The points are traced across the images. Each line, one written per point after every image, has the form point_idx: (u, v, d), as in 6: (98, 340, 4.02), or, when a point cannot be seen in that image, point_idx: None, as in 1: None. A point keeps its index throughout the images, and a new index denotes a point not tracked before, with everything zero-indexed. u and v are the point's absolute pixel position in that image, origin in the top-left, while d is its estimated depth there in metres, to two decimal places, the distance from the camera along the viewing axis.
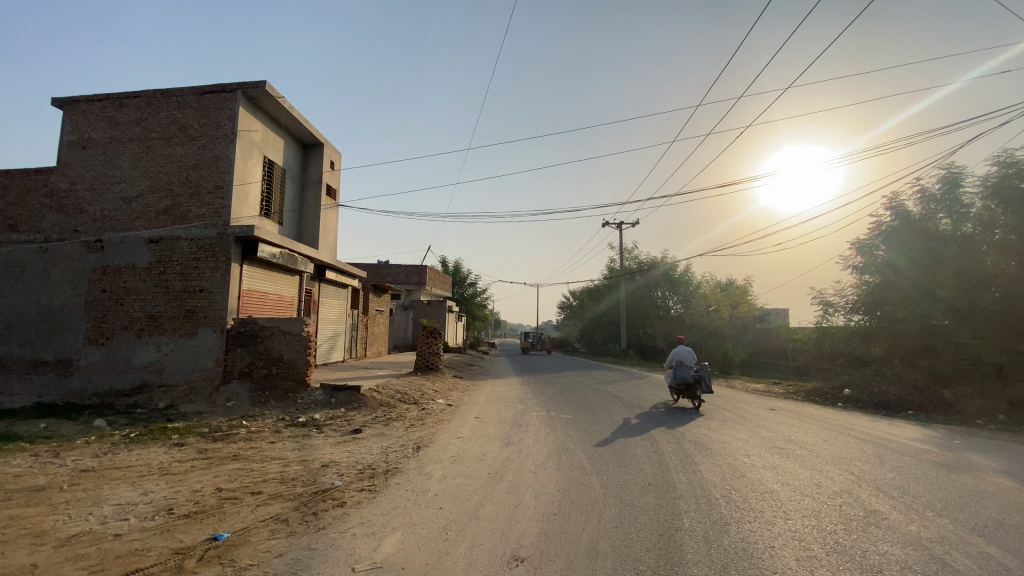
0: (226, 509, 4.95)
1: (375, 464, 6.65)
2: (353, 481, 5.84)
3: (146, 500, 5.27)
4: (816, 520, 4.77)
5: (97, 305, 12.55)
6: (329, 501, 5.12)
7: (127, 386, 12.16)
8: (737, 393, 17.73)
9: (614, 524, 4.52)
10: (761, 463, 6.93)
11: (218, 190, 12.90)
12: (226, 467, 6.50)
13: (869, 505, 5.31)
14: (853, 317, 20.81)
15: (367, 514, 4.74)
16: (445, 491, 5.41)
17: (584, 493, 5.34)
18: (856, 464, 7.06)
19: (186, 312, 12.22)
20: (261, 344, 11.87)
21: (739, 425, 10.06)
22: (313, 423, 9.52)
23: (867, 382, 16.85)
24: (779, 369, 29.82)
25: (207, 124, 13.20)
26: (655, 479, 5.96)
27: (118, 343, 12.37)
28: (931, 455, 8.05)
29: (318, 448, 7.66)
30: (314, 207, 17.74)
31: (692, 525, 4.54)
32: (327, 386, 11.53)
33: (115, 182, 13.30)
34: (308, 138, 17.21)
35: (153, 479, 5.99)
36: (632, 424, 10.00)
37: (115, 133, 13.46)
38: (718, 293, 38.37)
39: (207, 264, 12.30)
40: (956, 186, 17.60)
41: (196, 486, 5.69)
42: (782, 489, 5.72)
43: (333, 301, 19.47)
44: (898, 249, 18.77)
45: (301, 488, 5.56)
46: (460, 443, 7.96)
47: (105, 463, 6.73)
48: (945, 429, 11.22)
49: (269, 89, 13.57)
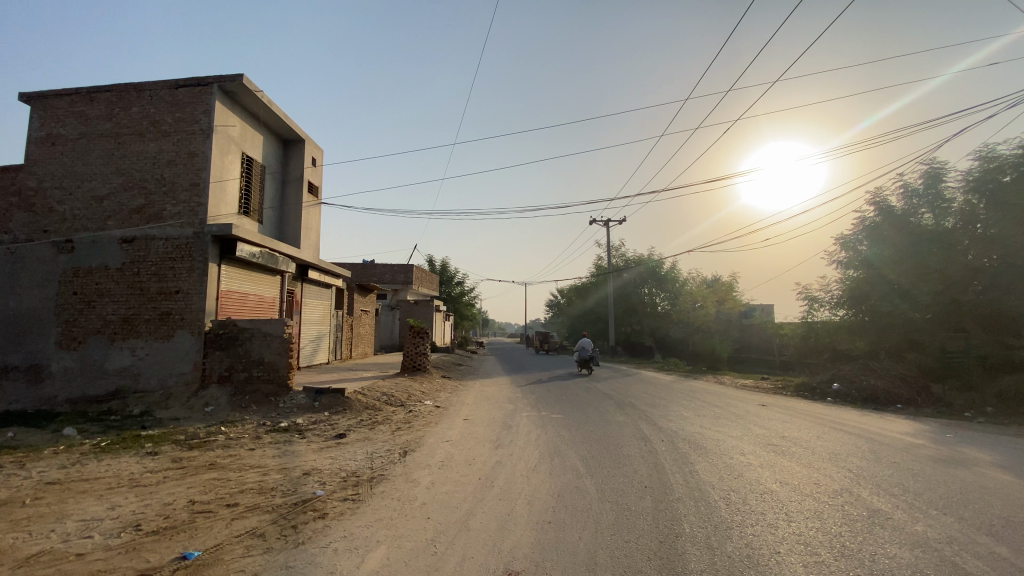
0: (198, 524, 4.62)
1: (360, 470, 6.37)
2: (335, 490, 5.54)
3: (113, 515, 4.94)
4: (820, 522, 4.59)
5: (68, 308, 12.06)
6: (309, 513, 4.82)
7: (101, 393, 11.71)
8: (728, 389, 17.66)
9: (612, 531, 4.30)
10: (758, 461, 6.77)
11: (194, 187, 12.46)
12: (201, 477, 6.17)
13: (872, 504, 5.15)
14: (838, 312, 20.97)
15: (350, 526, 4.46)
16: (433, 499, 5.14)
17: (579, 499, 5.12)
18: (853, 461, 6.92)
19: (162, 315, 11.78)
20: (240, 346, 11.51)
21: (732, 422, 9.95)
22: (295, 428, 9.19)
23: (855, 375, 16.89)
24: (766, 364, 29.91)
25: (182, 119, 12.73)
26: (651, 482, 5.75)
27: (90, 348, 11.88)
28: (925, 450, 7.98)
29: (300, 454, 7.34)
30: (296, 205, 17.29)
31: (694, 530, 4.33)
32: (310, 390, 11.23)
33: (85, 180, 12.78)
34: (288, 133, 16.77)
35: (122, 492, 5.65)
36: (624, 422, 9.85)
37: (84, 129, 12.93)
38: (705, 289, 38.61)
39: (183, 265, 11.87)
40: (938, 181, 17.78)
41: (168, 499, 5.36)
42: (781, 489, 5.54)
43: (317, 302, 19.09)
44: (881, 244, 18.94)
45: (281, 499, 5.26)
46: (449, 446, 7.71)
47: (72, 474, 6.37)
48: (936, 423, 11.21)
49: (246, 82, 13.12)
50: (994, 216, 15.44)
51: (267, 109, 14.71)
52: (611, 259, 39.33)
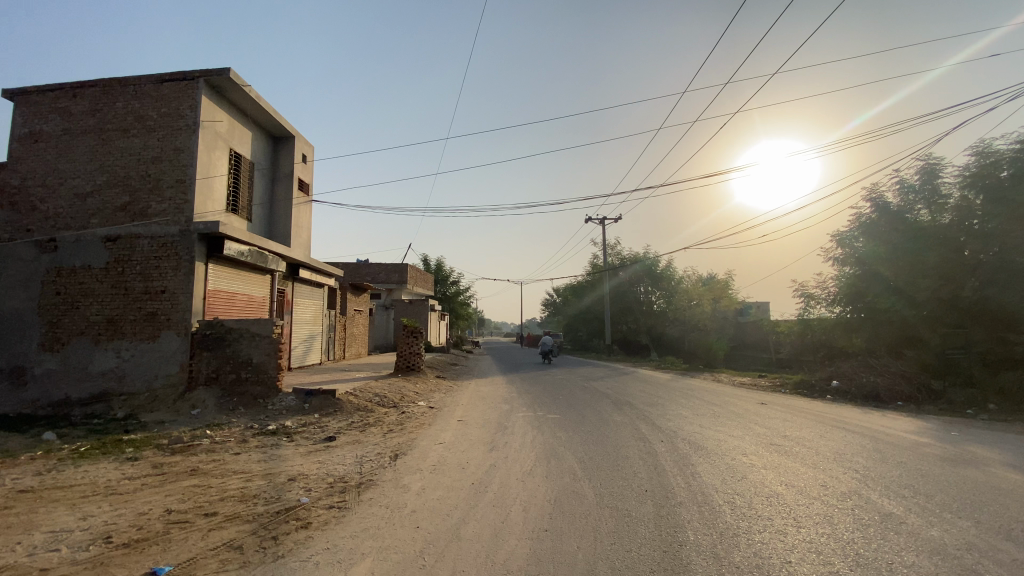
0: (173, 536, 4.35)
1: (348, 476, 6.09)
2: (321, 497, 5.27)
3: (83, 526, 4.65)
4: (831, 528, 4.36)
5: (51, 309, 11.71)
6: (291, 522, 4.56)
7: (85, 396, 11.39)
8: (726, 387, 17.43)
9: (613, 541, 4.05)
10: (760, 462, 6.55)
11: (179, 184, 12.14)
12: (181, 484, 5.89)
13: (882, 507, 4.94)
14: (834, 309, 20.86)
15: (334, 537, 4.20)
16: (423, 507, 4.88)
17: (577, 504, 4.88)
18: (858, 461, 6.70)
19: (147, 315, 11.46)
20: (228, 347, 11.22)
21: (731, 421, 9.75)
22: (284, 431, 8.92)
23: (855, 372, 16.70)
24: (761, 361, 29.75)
25: (167, 115, 12.39)
26: (651, 485, 5.51)
27: (74, 350, 11.54)
28: (931, 449, 7.78)
29: (287, 459, 7.06)
30: (285, 202, 16.96)
31: (698, 538, 4.10)
32: (300, 391, 10.93)
33: (68, 177, 12.43)
34: (277, 130, 16.45)
35: (96, 500, 5.36)
36: (622, 422, 9.62)
37: (67, 125, 12.58)
38: (700, 287, 38.51)
39: (169, 264, 11.55)
40: (934, 177, 17.65)
41: (143, 508, 5.07)
42: (788, 491, 5.30)
43: (309, 301, 18.81)
44: (878, 240, 18.78)
45: (263, 507, 4.99)
46: (441, 449, 7.44)
47: (47, 482, 6.07)
48: (938, 420, 11.04)
49: (233, 77, 12.80)
50: (991, 212, 15.31)
51: (256, 104, 14.39)
52: (605, 257, 39.14)
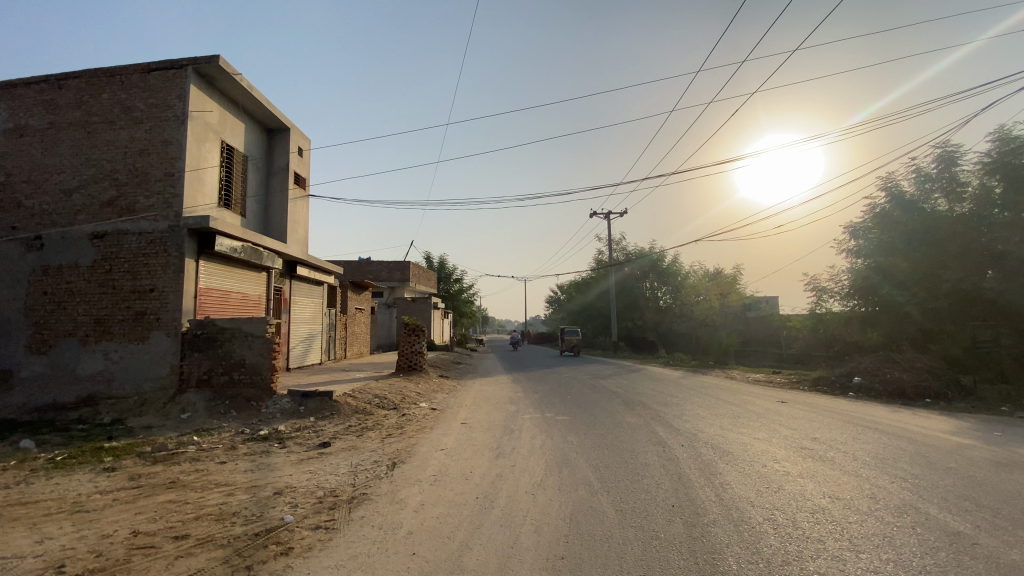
0: (133, 565, 3.78)
1: (339, 489, 5.51)
2: (307, 515, 4.71)
3: (36, 551, 4.09)
4: (895, 553, 3.74)
5: (37, 310, 11.21)
6: (270, 547, 3.98)
7: (73, 400, 10.89)
8: (743, 387, 16.57)
9: (641, 571, 3.45)
10: (795, 470, 5.92)
11: (168, 178, 11.59)
12: (155, 500, 5.31)
13: (947, 525, 4.31)
14: (848, 302, 20.18)
15: (316, 567, 3.61)
16: (421, 527, 4.30)
17: (596, 524, 4.31)
18: (903, 467, 6.04)
19: (137, 315, 10.92)
20: (220, 348, 10.67)
21: (754, 422, 9.08)
22: (276, 437, 8.35)
23: (877, 368, 15.97)
24: (772, 357, 28.97)
25: (154, 105, 11.83)
26: (679, 499, 4.91)
27: (61, 352, 11.03)
28: (977, 452, 7.12)
29: (276, 468, 6.51)
30: (281, 198, 16.40)
31: (742, 568, 3.49)
32: (295, 393, 10.35)
33: (54, 172, 11.90)
34: (273, 121, 15.91)
35: (59, 519, 4.80)
36: (637, 424, 9.01)
37: (52, 118, 12.04)
38: (707, 281, 37.72)
39: (158, 261, 11.00)
40: (952, 164, 16.72)
41: (109, 530, 4.52)
42: (834, 505, 4.69)
43: (308, 300, 18.27)
44: (892, 232, 18.07)
45: (241, 528, 4.42)
46: (443, 457, 6.85)
47: (12, 497, 5.53)
48: (974, 418, 10.33)
49: (223, 64, 12.23)
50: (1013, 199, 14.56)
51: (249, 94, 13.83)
52: (611, 253, 38.41)
